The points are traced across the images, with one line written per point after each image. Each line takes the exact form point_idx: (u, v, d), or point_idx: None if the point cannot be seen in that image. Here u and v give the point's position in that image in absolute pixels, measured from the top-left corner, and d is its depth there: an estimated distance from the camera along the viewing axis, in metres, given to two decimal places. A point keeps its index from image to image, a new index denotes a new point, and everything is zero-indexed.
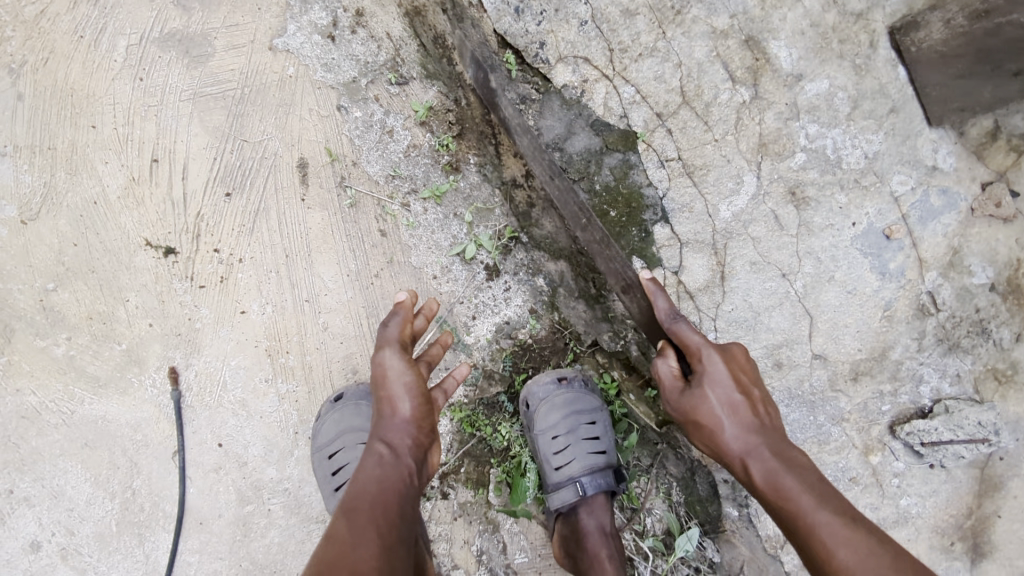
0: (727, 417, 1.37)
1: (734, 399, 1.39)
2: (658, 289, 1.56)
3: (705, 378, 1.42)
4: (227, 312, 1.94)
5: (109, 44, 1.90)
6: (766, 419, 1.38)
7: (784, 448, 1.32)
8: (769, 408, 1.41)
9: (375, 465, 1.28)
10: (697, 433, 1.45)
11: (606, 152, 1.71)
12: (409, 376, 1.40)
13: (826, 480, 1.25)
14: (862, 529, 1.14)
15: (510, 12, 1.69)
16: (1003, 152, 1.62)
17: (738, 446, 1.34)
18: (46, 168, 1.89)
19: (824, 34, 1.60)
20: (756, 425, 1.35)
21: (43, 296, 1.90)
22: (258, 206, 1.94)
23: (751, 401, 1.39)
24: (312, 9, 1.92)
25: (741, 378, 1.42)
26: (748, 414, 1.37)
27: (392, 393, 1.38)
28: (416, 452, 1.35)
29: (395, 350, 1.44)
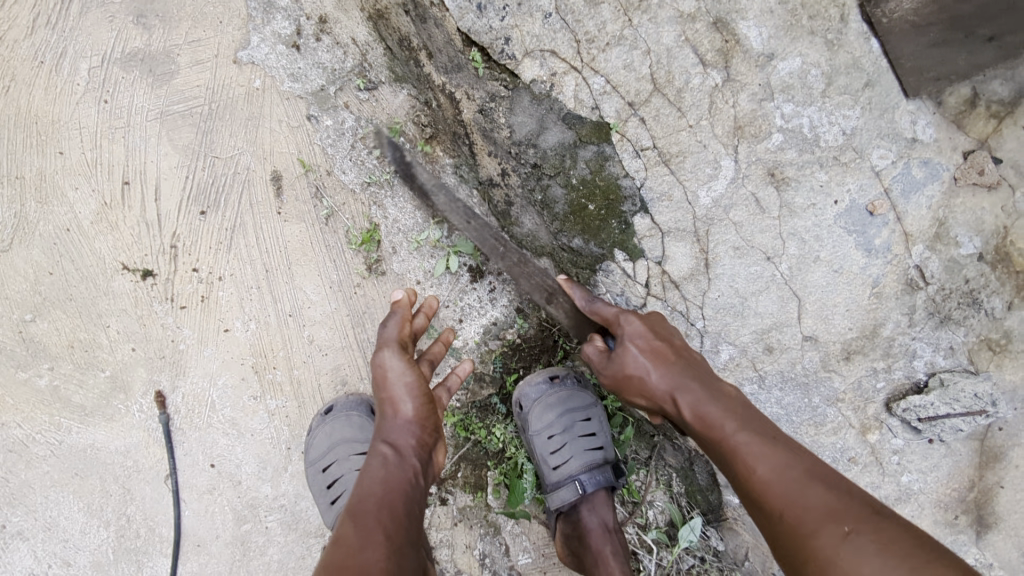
0: (651, 361, 1.37)
1: (654, 344, 1.39)
2: (574, 285, 1.60)
3: (625, 332, 1.43)
4: (211, 331, 1.92)
5: (71, 69, 1.86)
6: (690, 358, 1.40)
7: (709, 382, 1.34)
8: (690, 349, 1.44)
9: (379, 466, 1.25)
10: (629, 391, 1.43)
11: (580, 145, 1.68)
12: (412, 377, 1.38)
13: (749, 407, 1.30)
14: (783, 446, 1.18)
15: (472, 9, 1.65)
16: (983, 119, 1.60)
17: (665, 385, 1.34)
18: (16, 198, 1.86)
19: (794, 11, 1.56)
20: (677, 364, 1.36)
21: (22, 327, 1.87)
22: (234, 222, 1.91)
23: (671, 345, 1.41)
24: (273, 19, 1.88)
25: (658, 329, 1.45)
26: (670, 355, 1.37)
27: (393, 394, 1.36)
28: (420, 451, 1.32)
29: (394, 350, 1.42)
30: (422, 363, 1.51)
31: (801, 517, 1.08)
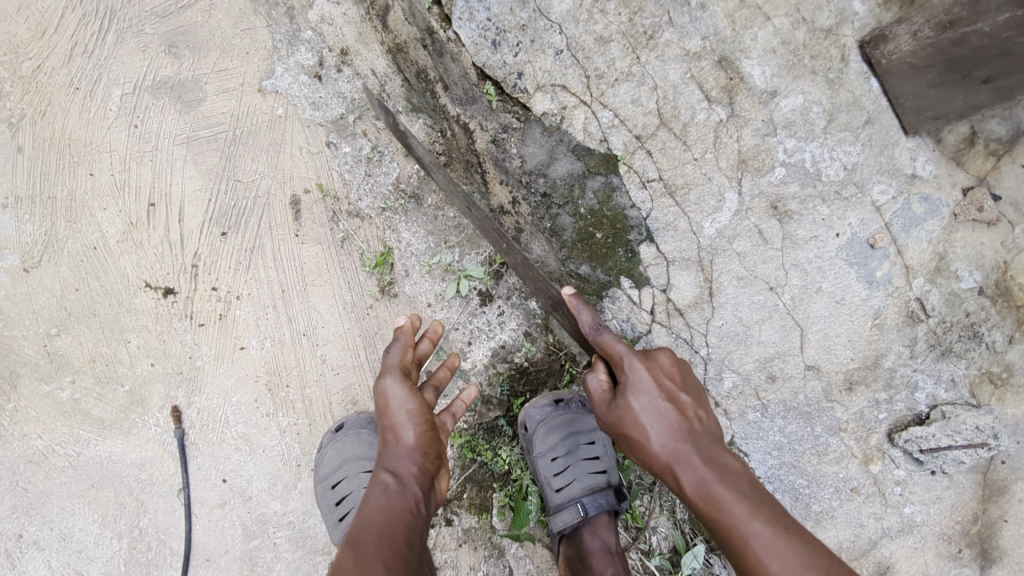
0: (654, 425, 1.34)
1: (660, 406, 1.35)
2: (580, 303, 1.52)
3: (629, 388, 1.39)
4: (227, 349, 1.98)
5: (104, 95, 1.92)
6: (698, 423, 1.35)
7: (716, 455, 1.29)
8: (701, 411, 1.39)
9: (381, 494, 1.29)
10: (630, 445, 1.41)
11: (589, 176, 1.74)
12: (413, 403, 1.41)
13: (756, 485, 1.25)
14: (794, 540, 1.13)
15: (487, 45, 1.73)
16: (982, 156, 1.65)
17: (666, 456, 1.30)
18: (47, 218, 1.91)
19: (796, 51, 1.61)
20: (682, 431, 1.32)
21: (46, 341, 1.92)
22: (254, 243, 1.98)
23: (678, 407, 1.36)
24: (297, 50, 1.95)
25: (667, 386, 1.39)
26: (674, 421, 1.33)
27: (395, 421, 1.40)
28: (422, 479, 1.36)
29: (396, 376, 1.46)
30: (426, 389, 1.54)
31: None
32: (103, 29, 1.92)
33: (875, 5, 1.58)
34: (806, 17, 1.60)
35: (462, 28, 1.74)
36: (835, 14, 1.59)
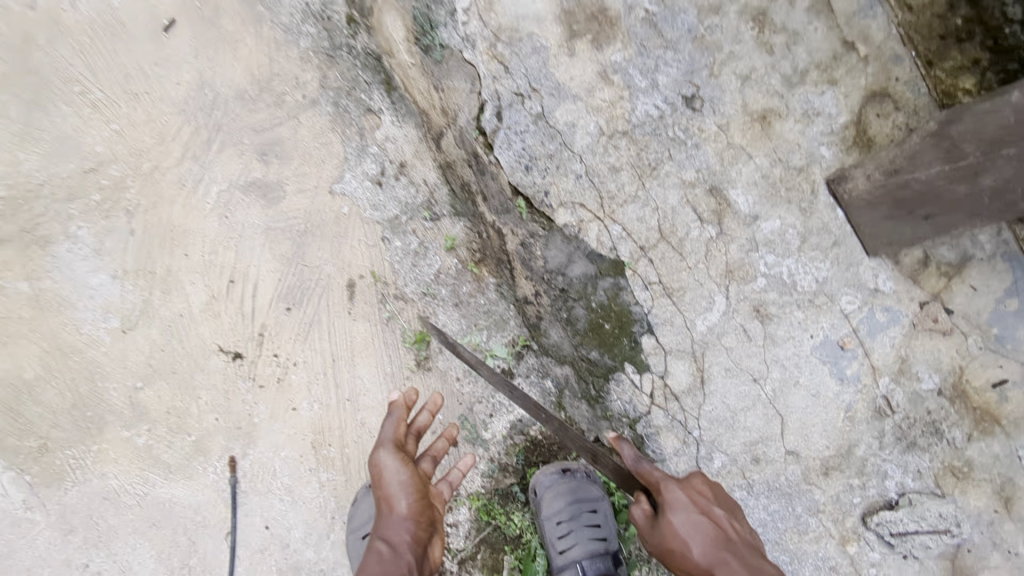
0: (694, 536, 1.55)
1: (696, 519, 1.58)
2: (623, 441, 1.82)
3: (667, 506, 1.62)
4: (281, 409, 2.29)
5: (204, 191, 2.33)
6: (732, 532, 1.59)
7: (747, 558, 1.52)
8: (733, 522, 1.63)
9: (376, 562, 1.49)
10: (673, 562, 1.61)
11: (600, 277, 2.06)
12: (406, 474, 1.64)
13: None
14: None
15: (521, 168, 2.03)
16: (935, 276, 1.95)
17: (705, 561, 1.52)
18: (146, 288, 2.27)
19: (773, 184, 1.94)
20: (718, 539, 1.55)
21: (132, 393, 2.24)
22: (312, 318, 2.33)
23: (712, 518, 1.60)
24: (364, 161, 2.34)
25: (700, 502, 1.64)
26: (710, 531, 1.56)
27: (390, 491, 1.62)
28: (414, 546, 1.55)
29: (391, 447, 1.69)
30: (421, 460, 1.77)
31: None
32: (210, 138, 2.34)
33: (839, 150, 1.93)
34: (782, 157, 1.94)
35: (501, 154, 2.04)
36: (805, 156, 1.94)
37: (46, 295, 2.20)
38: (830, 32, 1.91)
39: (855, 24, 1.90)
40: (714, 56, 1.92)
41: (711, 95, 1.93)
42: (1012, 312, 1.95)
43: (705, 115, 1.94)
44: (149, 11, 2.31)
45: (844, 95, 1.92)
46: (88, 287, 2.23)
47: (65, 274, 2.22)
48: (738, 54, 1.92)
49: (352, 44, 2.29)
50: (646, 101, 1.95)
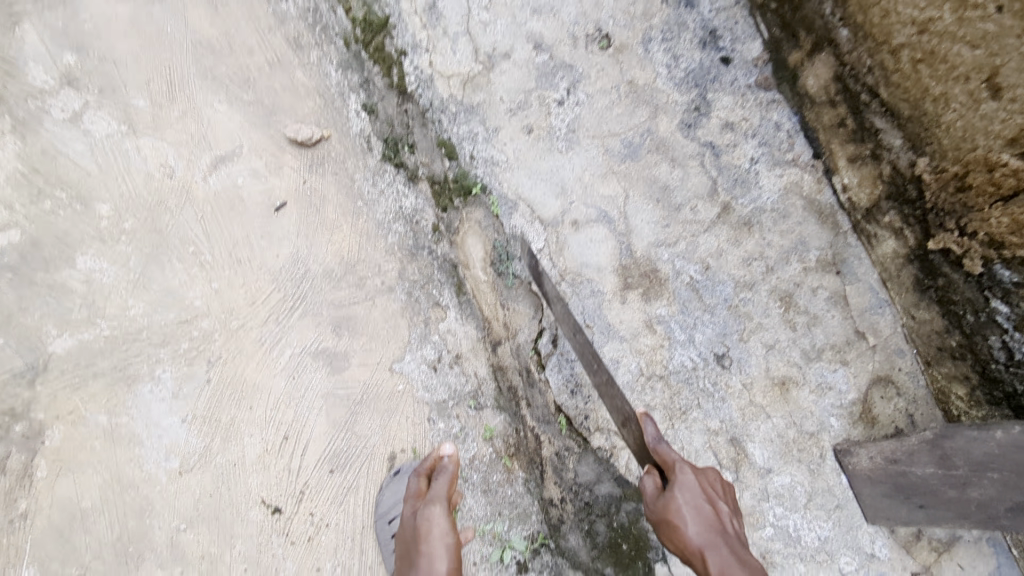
0: (692, 516, 1.80)
1: (699, 505, 1.83)
2: (647, 419, 2.07)
3: (676, 484, 1.89)
4: (307, 567, 2.49)
5: (279, 352, 2.61)
6: (727, 526, 1.81)
7: (739, 551, 1.73)
8: (730, 516, 1.86)
9: None
10: (667, 533, 1.85)
11: (625, 499, 2.28)
12: (451, 538, 2.07)
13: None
14: None
15: (568, 390, 2.33)
16: (925, 549, 2.20)
17: (698, 539, 1.75)
18: (208, 434, 2.50)
19: (787, 443, 2.23)
20: (712, 525, 1.78)
21: (174, 534, 2.42)
22: (351, 483, 2.55)
23: (715, 510, 1.83)
24: (424, 346, 2.62)
25: (706, 491, 1.88)
26: (710, 517, 1.79)
27: (434, 549, 2.03)
28: None
29: (442, 509, 2.16)
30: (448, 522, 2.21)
31: None
32: (294, 306, 2.65)
33: (846, 422, 2.22)
34: (796, 421, 2.23)
35: (551, 375, 2.36)
36: (816, 423, 2.23)
37: (120, 430, 2.45)
38: (845, 320, 2.25)
39: (866, 317, 2.24)
40: (745, 324, 2.27)
41: (740, 356, 2.26)
42: None
43: (732, 373, 2.25)
44: (266, 193, 2.69)
45: (854, 374, 2.23)
46: (158, 428, 2.47)
47: (142, 413, 2.47)
48: (765, 326, 2.27)
49: (434, 248, 2.62)
50: (683, 352, 2.27)
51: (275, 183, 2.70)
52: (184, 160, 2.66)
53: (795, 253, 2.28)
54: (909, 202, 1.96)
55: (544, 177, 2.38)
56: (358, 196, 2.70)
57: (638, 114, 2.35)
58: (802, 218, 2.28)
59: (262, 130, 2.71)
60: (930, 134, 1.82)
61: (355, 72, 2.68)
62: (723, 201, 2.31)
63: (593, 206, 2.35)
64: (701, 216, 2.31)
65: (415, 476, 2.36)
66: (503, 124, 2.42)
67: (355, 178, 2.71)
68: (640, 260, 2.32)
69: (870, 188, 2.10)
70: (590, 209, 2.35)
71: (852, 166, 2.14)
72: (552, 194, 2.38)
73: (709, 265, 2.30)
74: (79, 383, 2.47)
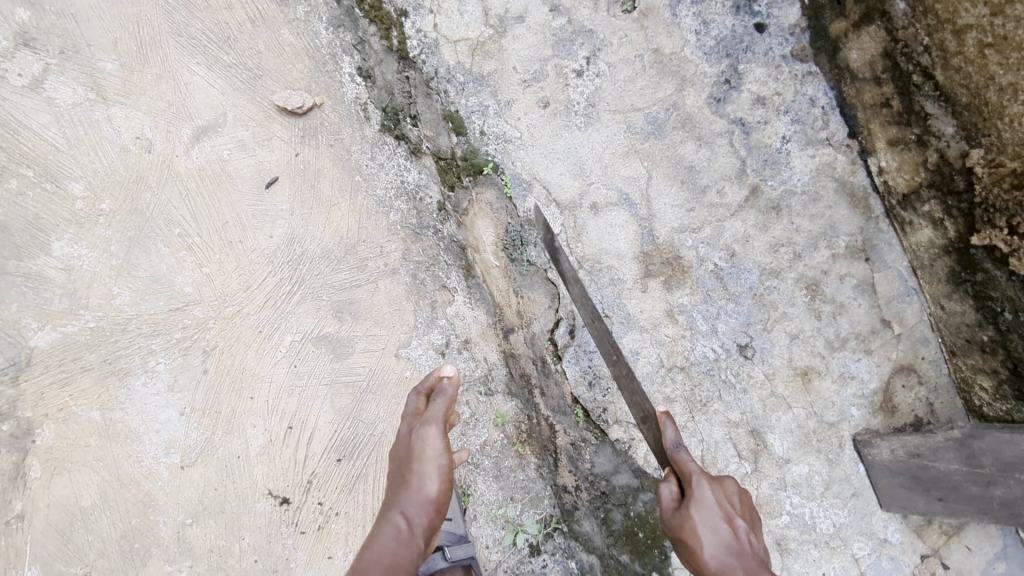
0: (709, 537, 1.58)
1: (717, 524, 1.61)
2: (669, 421, 1.89)
3: (693, 500, 1.67)
4: (318, 556, 2.43)
5: (278, 340, 2.48)
6: (748, 546, 1.59)
7: (759, 574, 1.51)
8: (754, 534, 1.63)
9: (391, 536, 1.61)
10: (684, 553, 1.64)
11: (643, 489, 2.24)
12: (444, 459, 1.75)
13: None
14: None
15: (585, 382, 2.25)
16: (937, 532, 2.19)
17: (713, 563, 1.55)
18: (210, 427, 2.41)
19: (807, 433, 2.18)
20: (730, 548, 1.56)
21: (180, 528, 2.36)
22: (359, 471, 2.47)
23: (734, 529, 1.60)
24: (431, 331, 2.51)
25: (726, 506, 1.66)
26: (728, 538, 1.58)
27: (426, 470, 1.71)
28: (427, 530, 1.66)
29: (438, 431, 1.78)
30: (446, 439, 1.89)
31: None
32: (291, 290, 2.50)
33: (866, 411, 2.16)
34: (817, 411, 2.18)
35: (569, 366, 2.27)
36: (837, 412, 2.17)
37: (115, 426, 2.35)
38: (871, 309, 2.16)
39: (893, 306, 2.16)
40: (769, 313, 2.18)
41: (763, 347, 2.18)
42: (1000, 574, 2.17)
43: (754, 363, 2.19)
44: (255, 167, 2.49)
45: (877, 363, 2.16)
46: (156, 422, 2.37)
47: (137, 407, 2.37)
48: (790, 314, 2.18)
49: (440, 228, 2.47)
50: (705, 342, 2.20)
51: (265, 156, 2.50)
52: (162, 131, 2.45)
53: (823, 239, 2.16)
54: (954, 193, 1.86)
55: (561, 155, 2.24)
56: (355, 170, 2.51)
57: (663, 86, 2.19)
58: (834, 202, 2.15)
59: (246, 97, 2.48)
60: (988, 125, 1.71)
61: (348, 32, 2.46)
62: (751, 182, 2.17)
63: (613, 188, 2.21)
64: (728, 198, 2.18)
65: (414, 394, 1.93)
66: (516, 96, 2.27)
67: (351, 150, 2.50)
68: (662, 246, 2.20)
69: (910, 174, 1.98)
70: (610, 190, 2.22)
71: (892, 149, 2.01)
72: (570, 174, 2.24)
73: (734, 252, 2.18)
74: (66, 379, 2.35)
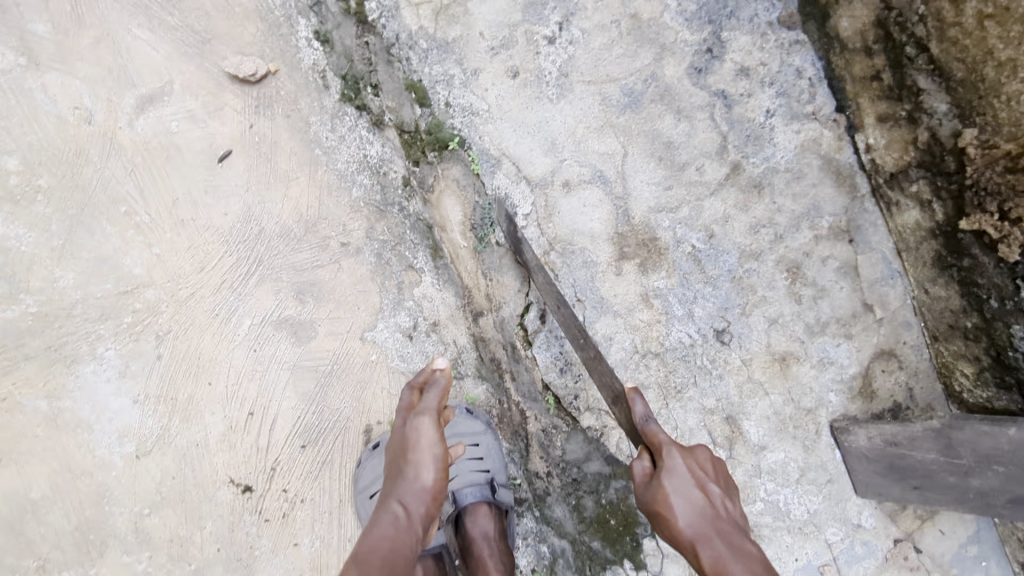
0: (683, 505, 1.54)
1: (690, 491, 1.56)
2: (637, 395, 1.81)
3: (664, 469, 1.61)
4: (283, 543, 2.35)
5: (236, 323, 2.36)
6: (723, 511, 1.55)
7: (735, 540, 1.47)
8: (729, 502, 1.59)
9: (389, 523, 1.55)
10: (659, 524, 1.59)
11: (614, 477, 2.17)
12: (439, 449, 1.69)
13: (770, 568, 1.40)
14: None
15: (556, 368, 2.16)
16: (911, 517, 2.13)
17: (689, 532, 1.50)
18: (165, 415, 2.32)
19: (783, 420, 2.11)
20: (706, 514, 1.52)
21: (138, 518, 2.31)
22: (325, 457, 2.38)
23: (707, 495, 1.56)
24: (398, 313, 2.40)
25: (697, 474, 1.61)
26: (702, 506, 1.53)
27: (421, 459, 1.65)
28: (425, 518, 1.60)
29: (432, 420, 1.73)
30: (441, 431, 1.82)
31: None
32: (248, 272, 2.37)
33: (845, 397, 2.08)
34: (794, 397, 2.10)
35: (540, 353, 2.18)
36: (815, 398, 2.09)
37: (64, 416, 2.29)
38: (853, 293, 2.06)
39: (876, 289, 2.05)
40: (748, 297, 2.08)
41: (740, 332, 2.09)
42: (970, 556, 2.12)
43: (732, 349, 2.10)
44: (206, 140, 2.34)
45: (858, 348, 2.07)
46: (108, 410, 2.30)
47: (87, 397, 2.30)
48: (770, 299, 2.08)
49: (404, 205, 2.35)
50: (680, 328, 2.10)
51: (216, 128, 2.35)
52: (102, 101, 2.31)
53: (806, 219, 2.05)
54: (944, 174, 1.76)
55: (531, 130, 2.10)
56: (314, 143, 2.37)
57: (641, 55, 2.05)
58: (818, 179, 2.03)
59: (194, 63, 2.33)
60: (984, 103, 1.60)
61: None
62: (732, 160, 2.05)
63: (587, 165, 2.08)
64: (708, 176, 2.06)
65: (407, 389, 1.87)
66: (483, 65, 2.11)
67: (310, 121, 2.36)
68: (638, 227, 2.09)
69: (898, 153, 1.87)
70: (584, 167, 2.09)
71: (880, 126, 1.89)
72: (541, 151, 2.10)
73: (713, 233, 2.07)
74: (10, 367, 2.29)
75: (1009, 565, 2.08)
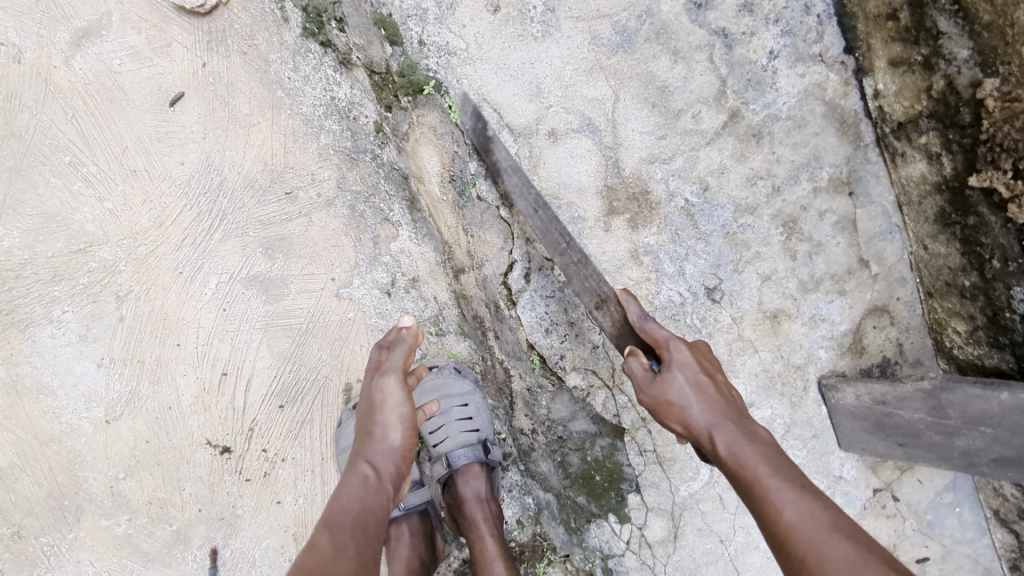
0: (694, 398, 1.51)
1: (700, 380, 1.53)
2: (629, 296, 1.71)
3: (671, 362, 1.56)
4: (266, 500, 2.30)
5: (203, 281, 2.23)
6: (729, 397, 1.54)
7: (746, 424, 1.48)
8: (731, 390, 1.58)
9: (359, 485, 1.45)
10: (667, 415, 1.56)
11: (599, 436, 2.15)
12: (407, 408, 1.58)
13: (781, 450, 1.42)
14: (811, 495, 1.31)
15: (541, 329, 2.09)
16: (891, 468, 2.11)
17: (704, 420, 1.49)
18: (133, 378, 2.24)
19: (772, 377, 2.05)
20: (720, 403, 1.51)
21: (113, 482, 2.25)
22: (304, 417, 2.30)
23: (715, 383, 1.54)
24: (375, 269, 2.27)
25: (703, 365, 1.58)
26: (714, 397, 1.51)
27: (388, 420, 1.55)
28: (395, 479, 1.52)
29: (398, 379, 1.61)
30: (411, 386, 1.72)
31: (819, 562, 1.20)
32: (211, 227, 2.22)
33: (834, 353, 2.02)
34: (784, 354, 2.03)
35: (524, 312, 2.10)
36: (804, 355, 2.03)
37: (24, 382, 2.21)
38: (850, 248, 1.96)
39: (873, 244, 1.97)
40: (741, 253, 1.97)
41: (732, 289, 2.00)
42: (945, 503, 2.13)
43: (722, 307, 2.02)
44: (155, 81, 2.16)
45: (850, 305, 1.99)
46: (72, 374, 2.21)
47: (47, 361, 2.21)
48: (764, 254, 1.97)
49: (378, 152, 2.20)
50: (670, 286, 2.02)
51: (164, 66, 2.16)
52: (32, 36, 2.12)
53: (806, 170, 1.92)
54: (957, 126, 1.63)
55: (513, 73, 1.94)
56: (276, 84, 2.18)
57: None
58: (821, 128, 1.90)
59: None
60: (1010, 51, 1.46)
61: None
62: (731, 106, 1.90)
63: (574, 112, 1.93)
64: (704, 125, 1.91)
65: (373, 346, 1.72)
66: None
67: (269, 59, 2.17)
68: (628, 179, 1.96)
69: (909, 101, 1.73)
70: (570, 115, 1.94)
71: (893, 70, 1.75)
72: (525, 96, 1.94)
73: (708, 185, 1.95)
74: None
75: (982, 511, 2.11)
